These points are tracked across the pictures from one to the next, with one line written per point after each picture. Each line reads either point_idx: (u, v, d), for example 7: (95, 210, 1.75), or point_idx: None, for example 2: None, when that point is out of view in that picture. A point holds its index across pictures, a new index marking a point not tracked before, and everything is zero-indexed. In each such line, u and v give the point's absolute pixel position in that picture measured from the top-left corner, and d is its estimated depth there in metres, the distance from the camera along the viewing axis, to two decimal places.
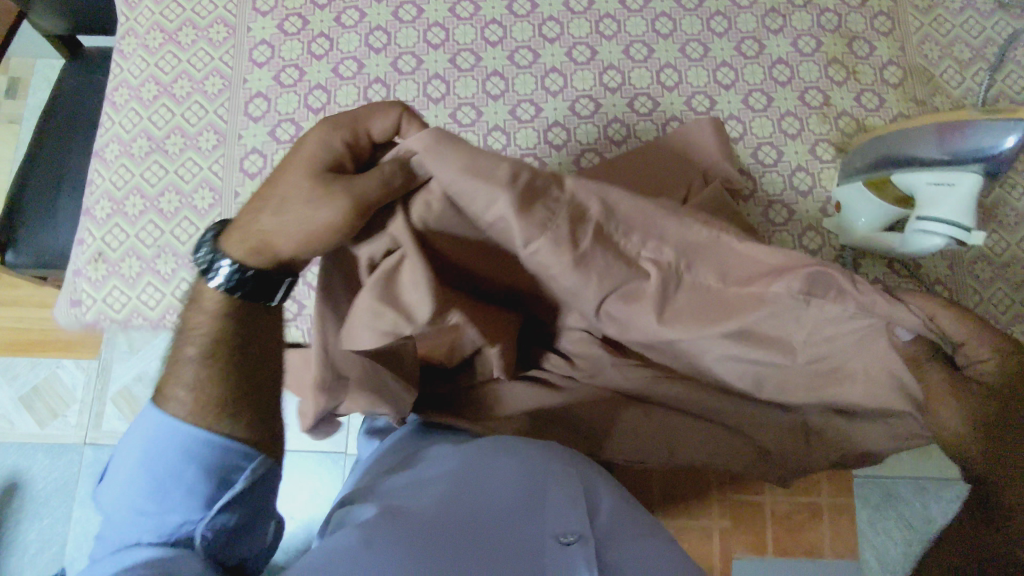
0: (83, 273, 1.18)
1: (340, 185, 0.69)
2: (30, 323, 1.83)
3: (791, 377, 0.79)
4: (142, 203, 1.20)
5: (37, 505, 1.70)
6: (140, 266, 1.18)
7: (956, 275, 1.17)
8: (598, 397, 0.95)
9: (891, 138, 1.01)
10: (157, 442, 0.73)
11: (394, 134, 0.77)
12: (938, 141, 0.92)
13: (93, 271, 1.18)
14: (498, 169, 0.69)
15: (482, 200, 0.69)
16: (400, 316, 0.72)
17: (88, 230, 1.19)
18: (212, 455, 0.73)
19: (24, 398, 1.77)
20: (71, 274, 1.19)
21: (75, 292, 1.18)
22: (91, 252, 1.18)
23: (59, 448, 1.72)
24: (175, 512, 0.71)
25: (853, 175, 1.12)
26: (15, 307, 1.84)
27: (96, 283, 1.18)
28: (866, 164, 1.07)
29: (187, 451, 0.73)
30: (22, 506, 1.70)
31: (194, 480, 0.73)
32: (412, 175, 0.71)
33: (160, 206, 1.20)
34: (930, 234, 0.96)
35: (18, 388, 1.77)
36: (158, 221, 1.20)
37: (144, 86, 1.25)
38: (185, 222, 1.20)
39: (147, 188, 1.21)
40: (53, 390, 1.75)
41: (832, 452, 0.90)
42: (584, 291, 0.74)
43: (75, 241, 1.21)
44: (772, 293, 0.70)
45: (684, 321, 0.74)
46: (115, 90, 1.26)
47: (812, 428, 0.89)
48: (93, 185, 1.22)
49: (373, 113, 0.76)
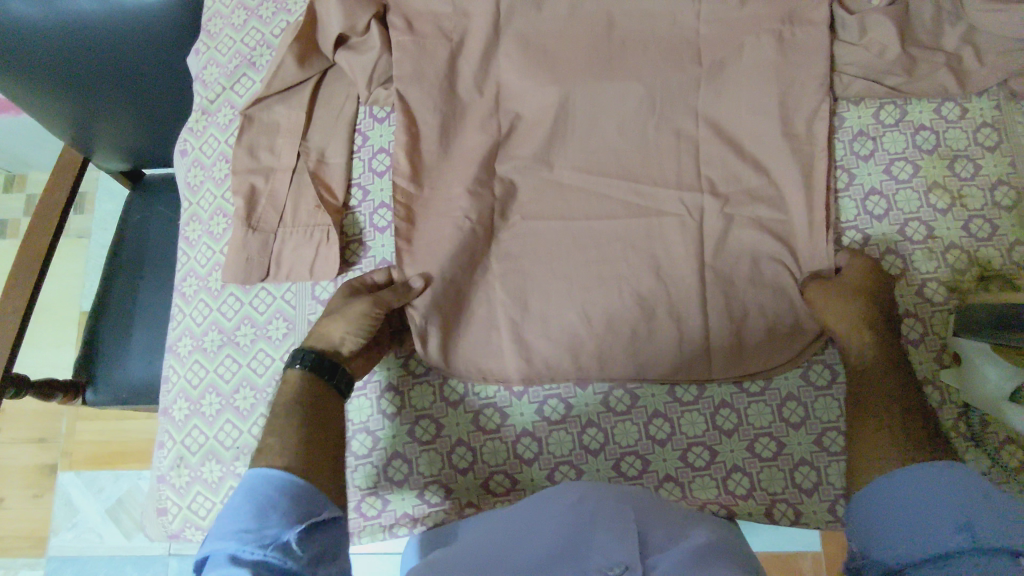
0: (193, 243, 0.81)
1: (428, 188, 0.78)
2: (112, 433, 1.62)
3: (734, 239, 0.76)
4: (197, 289, 0.79)
5: None
6: (204, 180, 0.82)
7: (1003, 147, 0.77)
8: (568, 238, 0.77)
9: (990, 51, 0.78)
10: (227, 513, 0.55)
11: (323, 191, 0.79)
12: (998, 68, 0.77)
13: (184, 291, 0.80)
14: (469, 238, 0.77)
15: (433, 199, 0.78)
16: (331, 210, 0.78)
17: (186, 135, 0.84)
18: (235, 501, 0.56)
19: (111, 510, 1.57)
20: (188, 250, 0.81)
21: (192, 254, 0.81)
22: (176, 154, 0.84)
23: (144, 560, 1.53)
24: (233, 521, 0.54)
25: (988, 105, 0.78)
26: (95, 419, 1.63)
27: (187, 307, 0.79)
28: (997, 91, 0.79)
29: (240, 496, 0.56)
30: None
31: (242, 503, 0.55)
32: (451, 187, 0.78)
33: (221, 291, 0.79)
34: (990, 115, 0.78)
35: (105, 501, 1.57)
36: (209, 243, 0.80)
37: (156, 136, 1.23)
38: (201, 252, 0.80)
39: (201, 269, 0.80)
40: (134, 503, 1.57)
41: (753, 279, 0.75)
42: (503, 322, 0.75)
43: (178, 151, 0.84)
44: (714, 262, 0.75)
45: (558, 292, 0.75)
46: (159, 186, 1.36)
47: (712, 238, 0.76)
48: (205, 115, 0.84)
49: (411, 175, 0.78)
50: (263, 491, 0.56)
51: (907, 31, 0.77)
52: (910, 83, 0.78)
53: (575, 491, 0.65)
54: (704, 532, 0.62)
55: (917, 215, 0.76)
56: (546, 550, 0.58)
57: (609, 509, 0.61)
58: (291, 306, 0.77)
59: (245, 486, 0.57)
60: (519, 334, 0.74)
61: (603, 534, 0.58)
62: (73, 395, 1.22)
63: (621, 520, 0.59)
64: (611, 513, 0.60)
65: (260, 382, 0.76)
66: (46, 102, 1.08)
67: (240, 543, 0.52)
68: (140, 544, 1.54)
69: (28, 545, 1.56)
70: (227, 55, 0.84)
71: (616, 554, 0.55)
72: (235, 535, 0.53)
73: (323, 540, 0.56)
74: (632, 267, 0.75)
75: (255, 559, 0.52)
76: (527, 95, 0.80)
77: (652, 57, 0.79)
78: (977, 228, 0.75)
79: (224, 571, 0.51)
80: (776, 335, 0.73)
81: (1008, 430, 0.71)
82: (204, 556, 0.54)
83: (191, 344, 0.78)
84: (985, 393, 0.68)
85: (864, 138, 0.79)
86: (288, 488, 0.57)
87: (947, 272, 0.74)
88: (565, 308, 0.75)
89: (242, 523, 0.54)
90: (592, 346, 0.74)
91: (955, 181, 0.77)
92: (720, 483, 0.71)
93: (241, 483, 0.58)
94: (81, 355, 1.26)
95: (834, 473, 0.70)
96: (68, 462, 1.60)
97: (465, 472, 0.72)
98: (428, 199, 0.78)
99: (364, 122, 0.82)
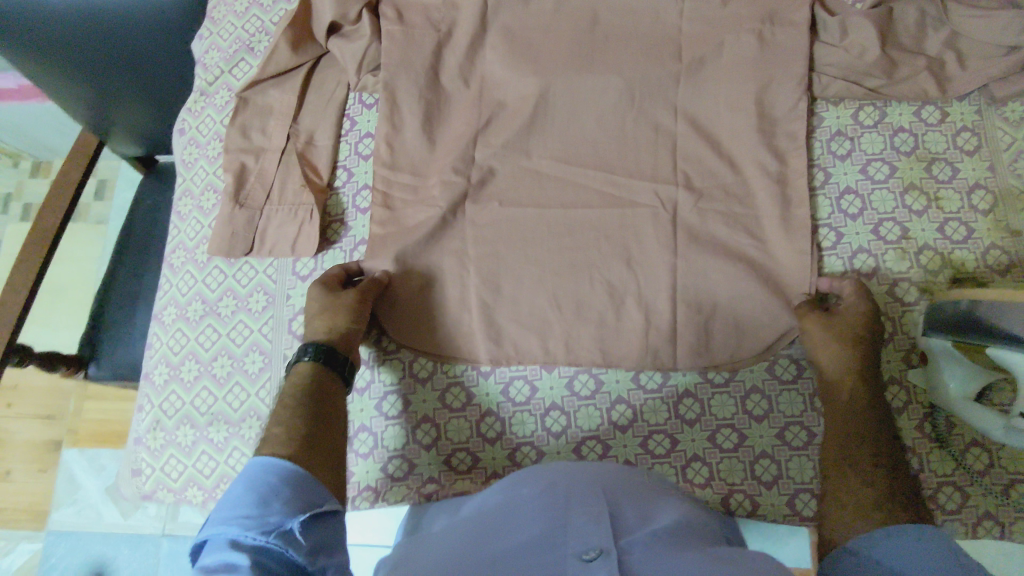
0: (184, 217, 0.85)
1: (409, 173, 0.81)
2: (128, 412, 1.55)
3: (709, 232, 0.76)
4: (185, 261, 0.83)
5: None
6: (199, 157, 0.86)
7: (982, 151, 0.77)
8: (542, 224, 0.78)
9: (972, 56, 0.78)
10: (228, 500, 0.54)
11: (309, 172, 0.82)
12: (981, 73, 0.77)
13: (173, 263, 0.83)
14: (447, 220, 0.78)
15: (415, 184, 0.80)
16: (316, 190, 0.81)
17: (185, 114, 0.88)
18: (237, 490, 0.54)
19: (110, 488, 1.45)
20: (179, 224, 0.84)
21: (183, 226, 0.84)
22: (175, 133, 0.88)
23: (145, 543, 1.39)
24: (235, 508, 0.52)
25: (967, 110, 0.79)
26: None
27: (174, 278, 0.82)
28: (979, 96, 0.79)
29: (241, 484, 0.55)
30: None
31: (244, 491, 0.54)
32: (433, 172, 0.80)
33: (207, 264, 0.82)
34: (971, 119, 0.78)
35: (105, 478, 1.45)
36: (199, 217, 0.84)
37: (166, 123, 1.27)
38: (191, 226, 0.84)
39: (190, 242, 0.83)
40: None
41: (729, 269, 0.74)
42: (475, 304, 0.76)
43: (177, 129, 0.88)
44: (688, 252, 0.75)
45: (531, 276, 0.76)
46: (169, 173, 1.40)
47: (687, 229, 0.76)
48: (204, 96, 0.88)
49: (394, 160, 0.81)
50: (263, 481, 0.55)
51: (889, 34, 0.78)
52: (890, 85, 0.78)
53: (546, 475, 0.62)
54: (678, 510, 0.59)
55: (892, 216, 0.76)
56: (524, 536, 0.55)
57: (579, 490, 0.58)
58: (273, 281, 0.80)
59: (245, 475, 0.56)
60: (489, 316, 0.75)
61: (579, 517, 0.55)
62: (75, 369, 1.26)
63: (595, 502, 0.57)
64: (583, 495, 0.58)
65: (238, 352, 0.78)
66: (64, 83, 1.13)
67: (242, 531, 0.50)
68: (137, 522, 1.41)
69: (29, 520, 1.44)
70: (228, 40, 0.88)
71: (592, 538, 0.53)
72: (235, 524, 0.51)
73: (325, 531, 0.54)
74: (605, 255, 0.76)
75: (256, 545, 0.50)
76: (511, 86, 0.82)
77: (635, 52, 0.81)
78: (952, 230, 0.75)
79: (223, 554, 0.49)
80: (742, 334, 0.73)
81: (973, 433, 0.70)
82: (204, 540, 0.52)
83: (175, 313, 0.81)
84: (949, 391, 0.68)
85: (842, 138, 0.79)
86: (288, 477, 0.56)
87: (920, 273, 0.74)
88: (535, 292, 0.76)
89: (246, 509, 0.52)
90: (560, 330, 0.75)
91: (932, 183, 0.77)
92: (679, 471, 0.72)
93: (241, 472, 0.57)
94: (87, 331, 1.30)
95: (794, 466, 0.71)
96: (73, 439, 1.48)
97: (429, 447, 0.74)
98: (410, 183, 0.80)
99: (352, 107, 0.85)
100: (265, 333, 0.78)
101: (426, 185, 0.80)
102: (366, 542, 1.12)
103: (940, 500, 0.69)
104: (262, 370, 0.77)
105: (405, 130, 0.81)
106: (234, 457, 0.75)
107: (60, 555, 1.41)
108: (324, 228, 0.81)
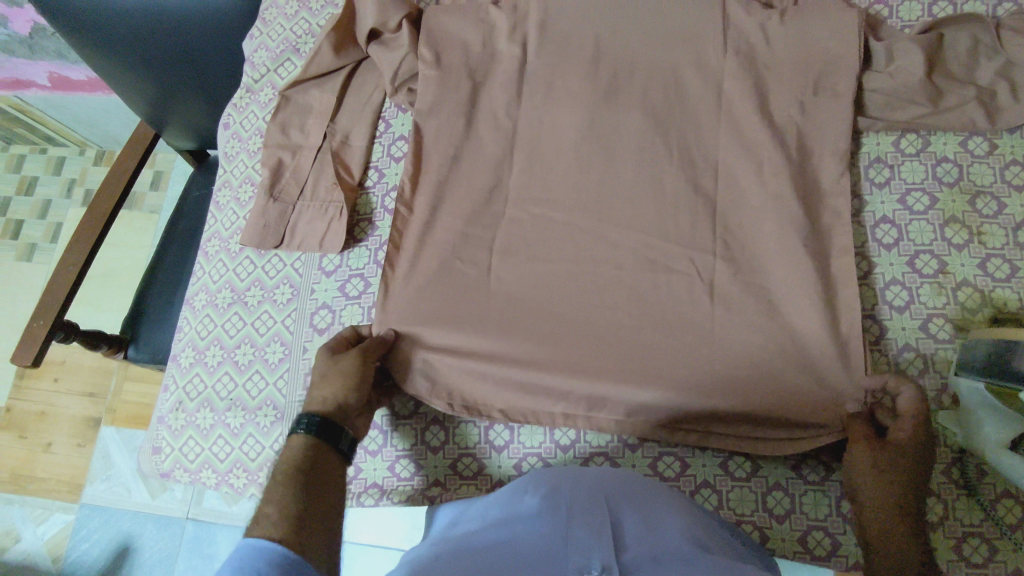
0: (223, 207, 0.88)
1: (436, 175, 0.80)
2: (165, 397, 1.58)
3: (740, 252, 0.73)
4: (219, 250, 0.86)
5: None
6: (240, 151, 0.89)
7: None
8: (566, 234, 0.76)
9: None
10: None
11: (342, 169, 0.84)
12: None
13: (209, 251, 0.87)
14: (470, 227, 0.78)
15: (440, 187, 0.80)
16: (346, 187, 0.83)
17: (231, 109, 0.92)
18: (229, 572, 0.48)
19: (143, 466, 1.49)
20: (217, 213, 0.88)
21: (220, 216, 0.88)
22: (221, 127, 0.92)
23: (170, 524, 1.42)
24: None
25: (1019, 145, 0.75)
26: None
27: (207, 267, 0.86)
28: None
29: (228, 567, 0.49)
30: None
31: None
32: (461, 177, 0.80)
33: (240, 254, 0.85)
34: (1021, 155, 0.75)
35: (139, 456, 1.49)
36: (235, 208, 0.87)
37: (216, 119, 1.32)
38: (228, 216, 0.87)
39: (225, 231, 0.87)
40: None
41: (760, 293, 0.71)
42: None
43: (223, 123, 0.92)
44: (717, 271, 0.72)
45: (550, 285, 0.74)
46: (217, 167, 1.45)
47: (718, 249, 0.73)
48: (250, 94, 0.91)
49: (423, 163, 0.81)
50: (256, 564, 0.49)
51: (937, 62, 0.75)
52: (935, 115, 0.75)
53: (547, 480, 0.58)
54: (683, 520, 0.55)
55: (929, 250, 0.73)
56: (523, 545, 0.50)
57: (581, 497, 0.54)
58: (299, 274, 0.82)
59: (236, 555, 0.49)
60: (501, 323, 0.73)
61: (579, 526, 0.51)
62: (116, 350, 1.31)
63: (597, 514, 0.52)
64: (585, 506, 0.53)
65: (260, 341, 0.80)
66: (125, 76, 1.18)
67: None
68: (164, 503, 1.44)
69: (66, 491, 1.49)
70: (276, 41, 0.91)
71: (595, 553, 0.48)
72: None
73: None
74: (629, 269, 0.74)
75: None
76: (543, 97, 0.81)
77: (670, 68, 0.79)
78: (995, 267, 0.71)
79: None
80: (754, 390, 0.68)
81: (1005, 483, 0.66)
82: None
83: (206, 299, 0.84)
84: (979, 437, 0.64)
85: (881, 164, 0.78)
86: (280, 564, 0.49)
87: (957, 309, 0.71)
88: (549, 317, 0.73)
89: None
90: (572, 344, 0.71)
91: (975, 217, 0.74)
92: (688, 496, 0.70)
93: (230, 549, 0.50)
94: (131, 312, 1.35)
95: (809, 501, 0.68)
96: (112, 418, 1.53)
97: (436, 450, 0.75)
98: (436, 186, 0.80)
99: (388, 111, 0.88)
100: (288, 324, 0.80)
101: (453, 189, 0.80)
102: (383, 544, 1.12)
103: (967, 550, 0.65)
104: (280, 361, 0.79)
105: (434, 135, 0.82)
106: (248, 443, 0.77)
107: (91, 527, 1.45)
108: (350, 224, 0.83)
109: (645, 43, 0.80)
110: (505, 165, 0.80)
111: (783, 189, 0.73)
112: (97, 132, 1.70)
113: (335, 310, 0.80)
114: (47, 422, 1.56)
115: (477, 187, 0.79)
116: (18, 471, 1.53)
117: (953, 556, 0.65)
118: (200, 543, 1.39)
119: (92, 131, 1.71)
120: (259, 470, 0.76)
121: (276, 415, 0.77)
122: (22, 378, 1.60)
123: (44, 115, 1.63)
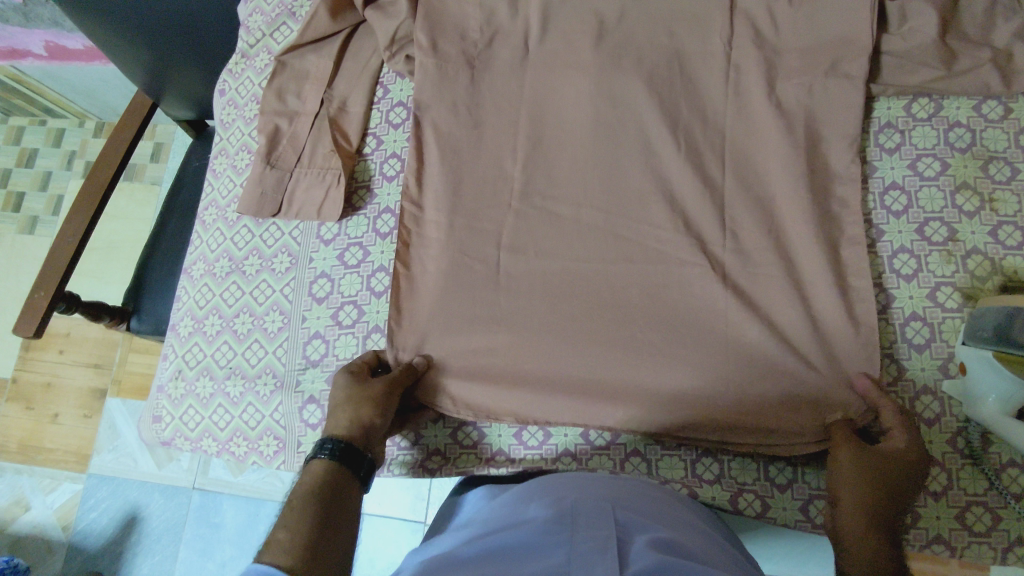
0: (219, 175, 0.87)
1: (436, 144, 0.79)
2: None
3: (746, 223, 0.71)
4: (216, 218, 0.85)
5: (150, 543, 1.42)
6: (236, 117, 0.88)
7: None
8: (568, 203, 0.75)
9: None
10: None
11: (340, 137, 0.83)
12: None
13: (206, 219, 0.86)
14: (471, 197, 0.77)
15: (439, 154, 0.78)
16: (344, 154, 0.82)
17: (228, 75, 0.90)
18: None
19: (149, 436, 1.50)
20: (214, 180, 0.87)
21: (216, 183, 0.87)
22: (218, 92, 0.90)
23: (177, 494, 1.43)
24: None
25: None
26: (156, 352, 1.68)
27: (203, 237, 0.85)
28: None
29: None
30: (139, 542, 1.42)
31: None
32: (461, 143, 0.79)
33: (237, 222, 0.84)
34: None
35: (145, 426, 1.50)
36: (232, 174, 0.86)
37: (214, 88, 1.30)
38: (225, 183, 0.86)
39: (222, 200, 0.86)
40: None
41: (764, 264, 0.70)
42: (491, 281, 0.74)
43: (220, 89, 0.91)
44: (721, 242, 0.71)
45: (552, 255, 0.73)
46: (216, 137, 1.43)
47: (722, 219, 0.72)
48: (247, 59, 0.89)
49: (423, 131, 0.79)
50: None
51: (952, 23, 0.72)
52: (948, 78, 0.73)
53: (553, 497, 0.57)
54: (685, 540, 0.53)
55: (939, 218, 0.72)
56: (529, 560, 0.47)
57: (589, 511, 0.53)
58: (297, 243, 0.81)
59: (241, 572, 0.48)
60: (499, 293, 0.74)
61: (583, 539, 0.48)
62: (119, 320, 1.31)
63: (602, 529, 0.50)
64: (592, 519, 0.51)
65: (259, 310, 0.79)
66: (121, 44, 1.16)
67: None
68: (171, 473, 1.45)
69: (73, 461, 1.51)
70: (271, 4, 0.89)
71: (599, 567, 0.45)
72: None
73: None
74: (632, 239, 0.73)
75: None
76: (544, 62, 0.79)
77: (676, 32, 0.77)
78: (1006, 235, 0.70)
79: None
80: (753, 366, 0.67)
81: (1011, 453, 0.65)
82: None
83: (203, 268, 0.83)
84: (987, 406, 0.63)
85: (891, 130, 0.75)
86: None
87: (966, 278, 0.69)
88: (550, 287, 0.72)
89: None
90: (571, 314, 0.71)
91: (987, 183, 0.72)
92: (688, 466, 0.70)
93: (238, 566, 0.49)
94: (131, 285, 1.35)
95: (810, 470, 0.68)
96: (118, 389, 1.54)
97: (436, 419, 0.75)
98: (435, 154, 0.79)
99: (387, 76, 0.86)
100: (286, 294, 0.79)
101: (453, 157, 0.78)
102: (385, 511, 1.13)
103: (969, 518, 0.65)
104: (278, 330, 0.78)
105: (433, 101, 0.80)
106: (248, 412, 0.77)
107: (99, 497, 1.47)
108: (349, 192, 0.82)
109: (650, 4, 0.77)
110: (506, 132, 0.78)
111: (790, 156, 0.71)
112: (95, 103, 1.68)
113: (334, 279, 0.79)
114: (53, 393, 1.57)
115: (478, 155, 0.78)
116: (25, 442, 1.54)
117: (956, 525, 0.65)
118: (206, 511, 1.40)
119: (89, 101, 1.68)
120: (258, 438, 0.76)
121: (273, 385, 0.76)
122: (27, 350, 1.61)
123: (41, 85, 1.61)
